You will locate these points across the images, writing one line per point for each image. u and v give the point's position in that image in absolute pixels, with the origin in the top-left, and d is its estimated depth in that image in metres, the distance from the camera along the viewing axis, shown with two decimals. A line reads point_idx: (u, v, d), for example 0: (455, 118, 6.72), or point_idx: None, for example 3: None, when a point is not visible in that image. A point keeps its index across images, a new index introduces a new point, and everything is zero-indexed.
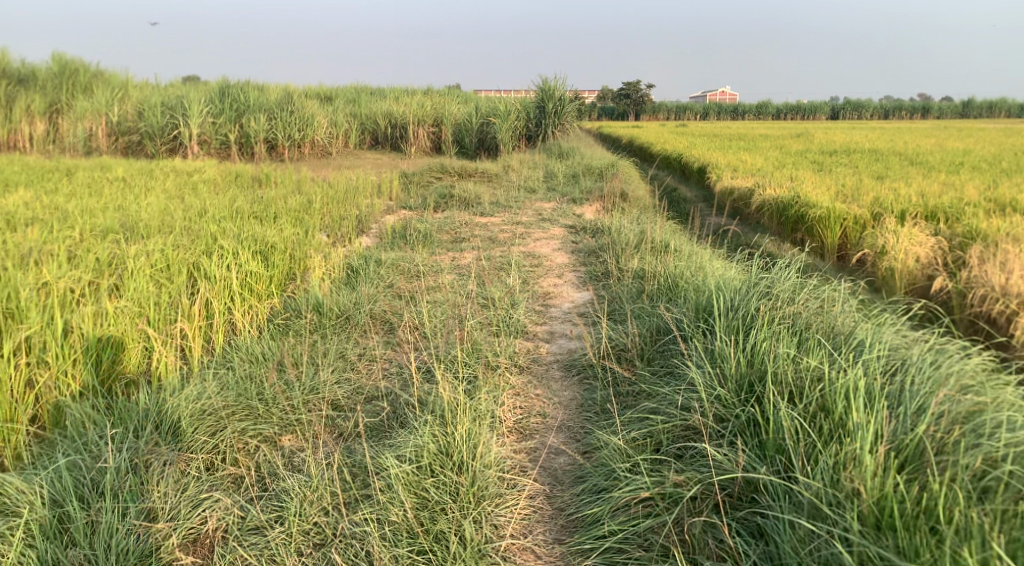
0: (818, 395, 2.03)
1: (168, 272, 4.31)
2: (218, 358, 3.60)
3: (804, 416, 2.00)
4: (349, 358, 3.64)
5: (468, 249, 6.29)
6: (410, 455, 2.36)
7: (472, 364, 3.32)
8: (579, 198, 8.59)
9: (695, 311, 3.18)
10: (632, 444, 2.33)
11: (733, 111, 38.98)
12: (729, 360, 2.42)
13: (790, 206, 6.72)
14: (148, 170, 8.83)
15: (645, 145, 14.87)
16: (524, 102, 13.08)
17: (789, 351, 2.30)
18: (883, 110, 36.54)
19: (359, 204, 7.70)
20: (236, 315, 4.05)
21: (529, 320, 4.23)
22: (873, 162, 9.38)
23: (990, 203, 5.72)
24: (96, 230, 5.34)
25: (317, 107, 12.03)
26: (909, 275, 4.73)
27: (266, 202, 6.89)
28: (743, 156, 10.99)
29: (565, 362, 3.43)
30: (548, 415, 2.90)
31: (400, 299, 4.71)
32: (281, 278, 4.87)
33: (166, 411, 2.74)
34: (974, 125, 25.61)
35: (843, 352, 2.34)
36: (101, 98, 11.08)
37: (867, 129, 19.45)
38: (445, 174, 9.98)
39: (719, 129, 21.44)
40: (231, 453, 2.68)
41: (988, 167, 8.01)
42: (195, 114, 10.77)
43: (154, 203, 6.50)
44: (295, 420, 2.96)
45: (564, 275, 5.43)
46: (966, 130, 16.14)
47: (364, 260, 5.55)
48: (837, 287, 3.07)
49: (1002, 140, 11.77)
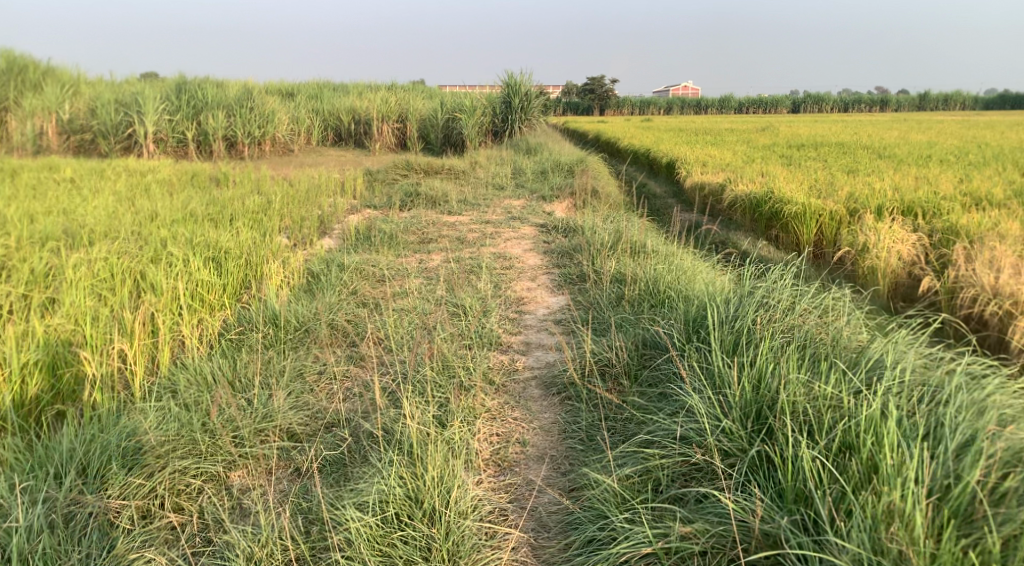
0: (841, 430, 1.85)
1: (110, 283, 3.89)
2: (164, 380, 3.22)
3: (826, 456, 1.82)
4: (307, 378, 3.32)
5: (436, 250, 5.98)
6: (374, 504, 2.07)
7: (443, 383, 3.02)
8: (548, 195, 8.32)
9: (685, 324, 2.94)
10: (627, 485, 2.09)
11: (697, 105, 39.24)
12: (733, 384, 2.19)
13: (764, 202, 6.57)
14: (97, 171, 8.29)
15: (613, 139, 14.72)
16: (490, 97, 12.78)
17: (800, 375, 2.09)
18: (843, 102, 37.32)
19: (321, 204, 7.31)
20: (185, 331, 3.66)
21: (503, 330, 3.94)
22: (841, 155, 9.27)
23: (965, 197, 5.60)
24: (34, 237, 4.88)
25: (278, 104, 11.57)
26: (892, 275, 4.56)
27: (222, 203, 6.47)
28: (711, 151, 10.86)
29: (544, 379, 3.15)
30: (529, 442, 2.63)
31: (365, 307, 4.38)
32: (236, 288, 4.49)
33: (94, 451, 2.39)
34: (927, 117, 26.07)
35: (858, 374, 2.15)
36: (49, 95, 10.42)
37: (829, 123, 19.68)
38: (411, 171, 9.62)
39: (684, 124, 21.52)
40: (172, 498, 2.34)
41: (956, 159, 7.93)
42: (151, 110, 10.19)
43: (101, 206, 6.04)
44: (245, 453, 2.62)
45: (538, 278, 5.16)
46: (923, 123, 16.35)
47: (326, 265, 5.20)
48: (838, 295, 2.86)
49: (962, 133, 11.84)
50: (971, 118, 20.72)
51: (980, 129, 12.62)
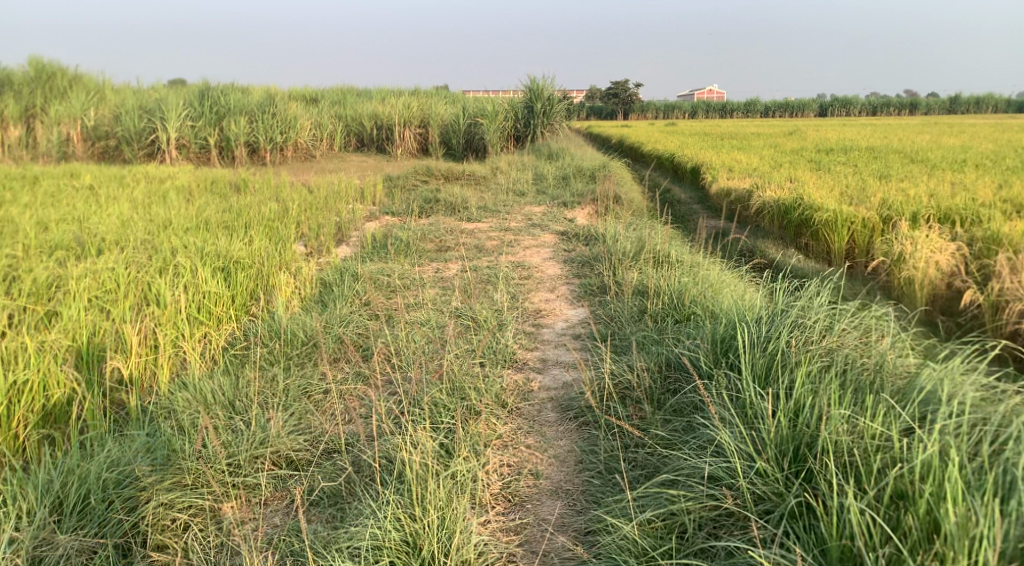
0: (895, 476, 1.61)
1: (113, 295, 3.72)
2: (160, 399, 3.07)
3: (876, 508, 1.59)
4: (312, 398, 3.15)
5: (453, 259, 5.80)
6: (363, 553, 1.93)
7: (452, 406, 2.84)
8: (569, 201, 8.12)
9: (713, 345, 2.72)
10: (648, 531, 1.89)
11: (723, 109, 38.80)
12: (767, 418, 1.97)
13: (793, 208, 6.28)
14: (118, 177, 8.25)
15: (637, 143, 14.48)
16: (512, 101, 12.61)
17: (844, 411, 1.85)
18: (872, 105, 36.81)
19: (339, 211, 7.18)
20: (187, 345, 3.49)
21: (519, 345, 3.73)
22: (872, 160, 8.95)
23: (1005, 203, 5.31)
24: (45, 247, 4.78)
25: (300, 109, 11.53)
26: (930, 287, 4.26)
27: (239, 210, 6.36)
28: (737, 155, 10.57)
29: (560, 401, 2.95)
30: (543, 474, 2.44)
31: (377, 320, 4.22)
32: (245, 299, 4.34)
33: (73, 482, 2.28)
34: (957, 122, 25.55)
35: (909, 406, 1.91)
36: (76, 103, 10.46)
37: (861, 126, 19.20)
38: (431, 177, 9.48)
39: (710, 128, 21.17)
40: (155, 535, 2.22)
41: (993, 165, 7.61)
42: (174, 117, 10.17)
43: (117, 214, 5.95)
44: (237, 483, 2.49)
45: (557, 288, 4.96)
46: (957, 125, 15.89)
47: (339, 275, 5.05)
48: (880, 315, 2.62)
49: (998, 136, 11.43)
50: (1004, 120, 20.10)
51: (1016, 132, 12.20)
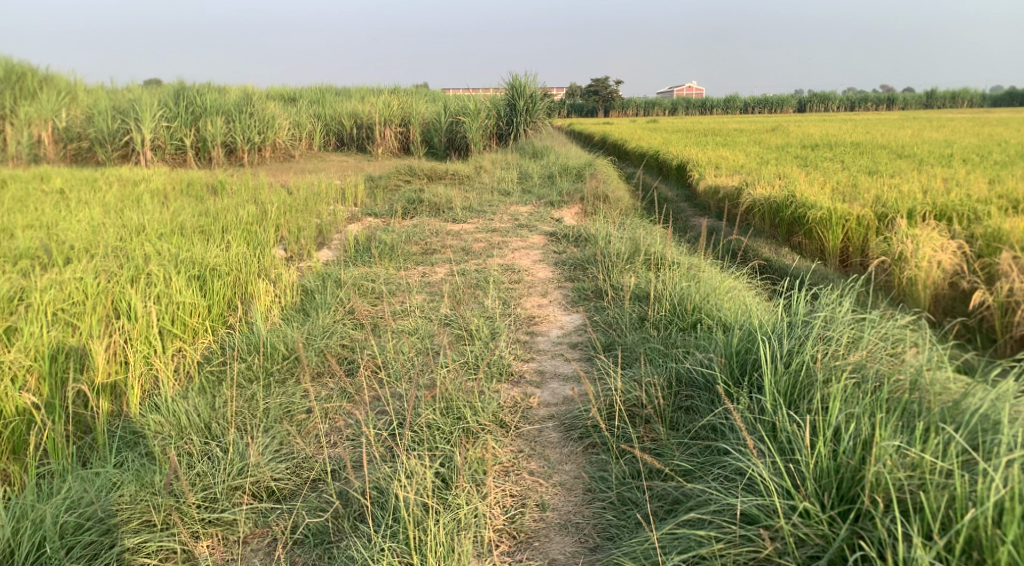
0: (965, 522, 1.44)
1: (81, 307, 3.42)
2: (129, 424, 2.81)
3: (943, 558, 1.43)
4: (295, 418, 2.90)
5: (440, 263, 5.56)
6: None
7: (448, 429, 2.61)
8: (556, 201, 7.91)
9: (728, 358, 2.52)
10: None
11: (702, 106, 38.91)
12: (805, 448, 1.79)
13: (785, 206, 6.11)
14: (90, 180, 7.90)
15: (620, 140, 14.36)
16: (494, 99, 12.39)
17: (895, 441, 1.67)
18: (848, 101, 37.24)
19: (320, 213, 6.89)
20: (160, 362, 3.22)
21: (515, 355, 3.49)
22: (859, 155, 8.83)
23: (1001, 199, 5.18)
24: (7, 258, 4.45)
25: (278, 109, 11.20)
26: (933, 287, 4.09)
27: (215, 214, 6.06)
28: (722, 152, 10.42)
29: (563, 419, 2.73)
30: (550, 506, 2.24)
31: (361, 330, 3.97)
32: (223, 309, 4.06)
33: (28, 528, 2.04)
34: (931, 118, 25.84)
35: (963, 431, 1.74)
36: (45, 103, 10.02)
37: (840, 123, 19.30)
38: (414, 177, 9.22)
39: (691, 125, 21.23)
40: None
41: (980, 159, 7.52)
42: (148, 116, 9.77)
43: (87, 220, 5.62)
44: (213, 521, 2.26)
45: (548, 293, 4.74)
46: (935, 121, 15.97)
47: (322, 281, 4.78)
48: (905, 324, 2.44)
49: (978, 130, 11.41)
50: (974, 117, 20.40)
51: (997, 126, 12.20)
